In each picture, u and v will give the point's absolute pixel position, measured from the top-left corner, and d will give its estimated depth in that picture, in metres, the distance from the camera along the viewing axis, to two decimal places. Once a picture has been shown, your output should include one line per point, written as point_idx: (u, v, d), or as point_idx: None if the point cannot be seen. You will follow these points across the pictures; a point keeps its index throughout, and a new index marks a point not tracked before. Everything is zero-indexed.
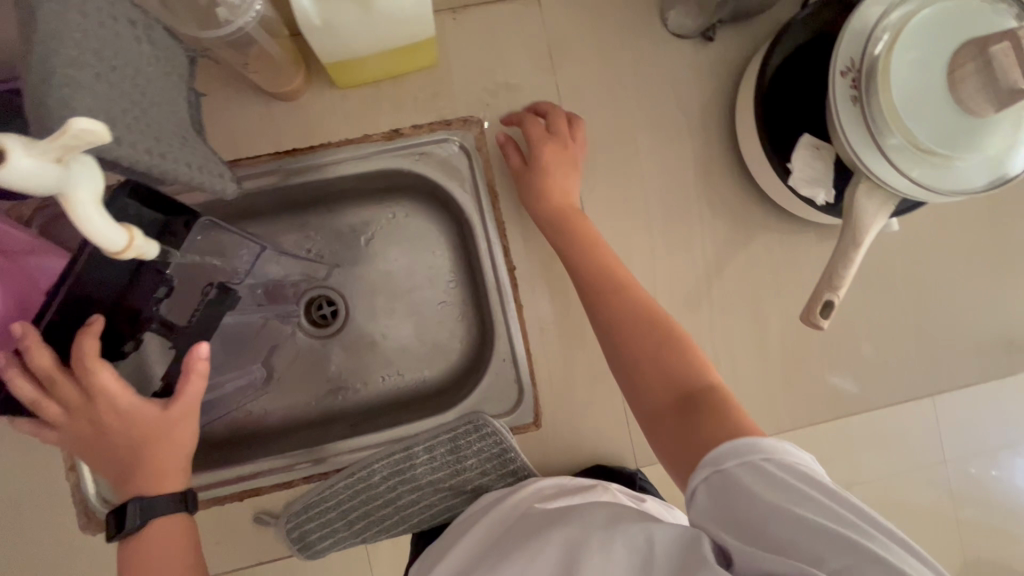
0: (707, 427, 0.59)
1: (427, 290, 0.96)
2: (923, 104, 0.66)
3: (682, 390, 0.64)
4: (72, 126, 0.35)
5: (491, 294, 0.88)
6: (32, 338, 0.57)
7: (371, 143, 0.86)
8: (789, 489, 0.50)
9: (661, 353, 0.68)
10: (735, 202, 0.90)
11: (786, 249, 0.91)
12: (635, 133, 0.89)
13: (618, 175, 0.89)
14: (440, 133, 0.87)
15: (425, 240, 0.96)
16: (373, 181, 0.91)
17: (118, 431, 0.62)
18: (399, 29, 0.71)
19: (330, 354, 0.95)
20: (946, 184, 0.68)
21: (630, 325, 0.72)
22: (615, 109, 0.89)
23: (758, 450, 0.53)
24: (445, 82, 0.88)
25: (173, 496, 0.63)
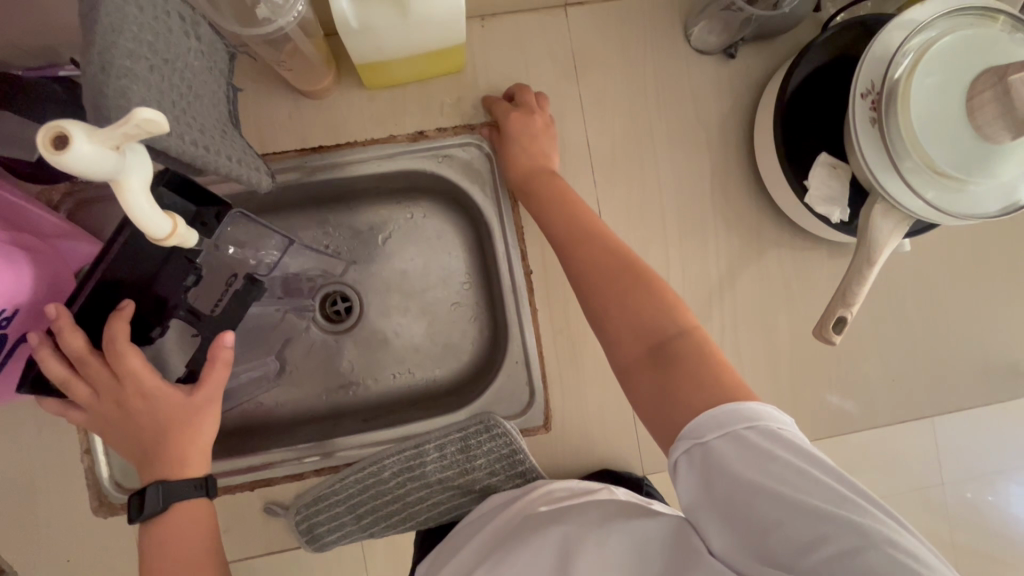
0: (681, 380, 0.60)
1: (442, 290, 0.97)
2: (941, 128, 0.67)
3: (658, 338, 0.65)
4: (136, 115, 0.37)
5: (509, 300, 0.90)
6: (66, 320, 0.59)
7: (396, 144, 0.88)
8: (771, 458, 0.51)
9: (637, 304, 0.68)
10: (750, 217, 0.92)
11: (799, 265, 0.92)
12: (654, 144, 0.91)
13: (637, 185, 0.91)
14: (463, 137, 0.89)
15: (442, 241, 0.97)
16: (395, 181, 0.93)
17: (142, 414, 0.63)
18: (432, 34, 0.72)
19: (343, 349, 0.96)
20: (959, 207, 0.69)
21: (603, 287, 0.71)
22: (635, 120, 0.91)
23: (740, 419, 0.54)
24: (471, 87, 0.89)
25: (193, 482, 0.64)
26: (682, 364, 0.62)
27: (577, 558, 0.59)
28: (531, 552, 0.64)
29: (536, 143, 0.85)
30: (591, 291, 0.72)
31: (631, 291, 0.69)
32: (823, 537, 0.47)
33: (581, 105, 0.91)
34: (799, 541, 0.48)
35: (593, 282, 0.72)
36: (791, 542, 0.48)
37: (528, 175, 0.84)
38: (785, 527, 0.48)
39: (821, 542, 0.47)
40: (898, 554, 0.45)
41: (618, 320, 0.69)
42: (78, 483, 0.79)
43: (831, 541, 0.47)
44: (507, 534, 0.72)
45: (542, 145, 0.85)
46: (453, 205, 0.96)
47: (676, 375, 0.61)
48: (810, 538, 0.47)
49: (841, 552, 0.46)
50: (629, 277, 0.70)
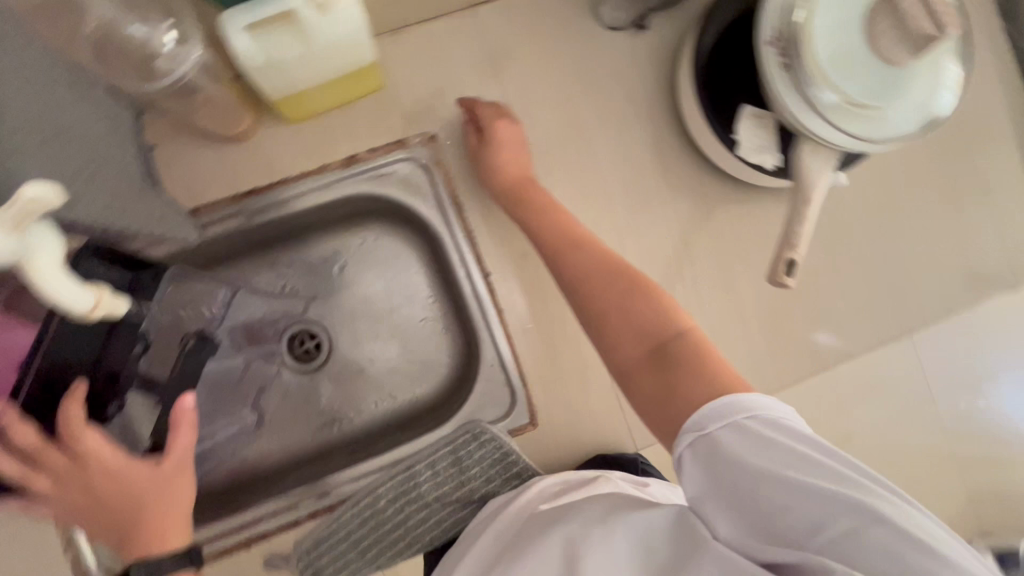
0: (679, 379, 0.60)
1: (407, 309, 0.96)
2: (847, 63, 0.69)
3: (653, 340, 0.65)
4: (25, 195, 0.36)
5: (471, 306, 0.90)
6: (10, 416, 0.56)
7: (330, 172, 0.87)
8: (774, 446, 0.52)
9: (629, 314, 0.68)
10: (692, 179, 0.93)
11: (747, 217, 0.94)
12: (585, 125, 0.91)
13: (577, 168, 0.91)
14: (396, 154, 0.88)
15: (399, 260, 0.96)
16: (340, 210, 0.91)
17: (113, 494, 0.61)
18: (341, 57, 0.72)
19: (319, 387, 0.94)
20: (881, 133, 0.71)
21: (597, 293, 0.71)
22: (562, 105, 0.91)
23: (739, 409, 0.54)
24: (394, 101, 0.89)
25: (175, 555, 0.61)
26: (680, 363, 0.61)
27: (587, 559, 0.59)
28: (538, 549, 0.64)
29: (518, 157, 0.86)
30: (588, 303, 0.72)
31: (623, 304, 0.69)
32: (829, 521, 0.48)
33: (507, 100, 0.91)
34: (804, 525, 0.49)
35: (589, 292, 0.72)
36: (797, 526, 0.49)
37: (515, 188, 0.84)
38: (791, 513, 0.49)
39: (828, 525, 0.48)
40: (903, 531, 0.46)
41: (613, 327, 0.68)
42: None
43: (837, 523, 0.48)
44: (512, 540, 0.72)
45: (520, 159, 0.86)
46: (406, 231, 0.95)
47: (674, 374, 0.60)
48: (816, 522, 0.48)
49: (846, 532, 0.47)
50: (619, 285, 0.70)
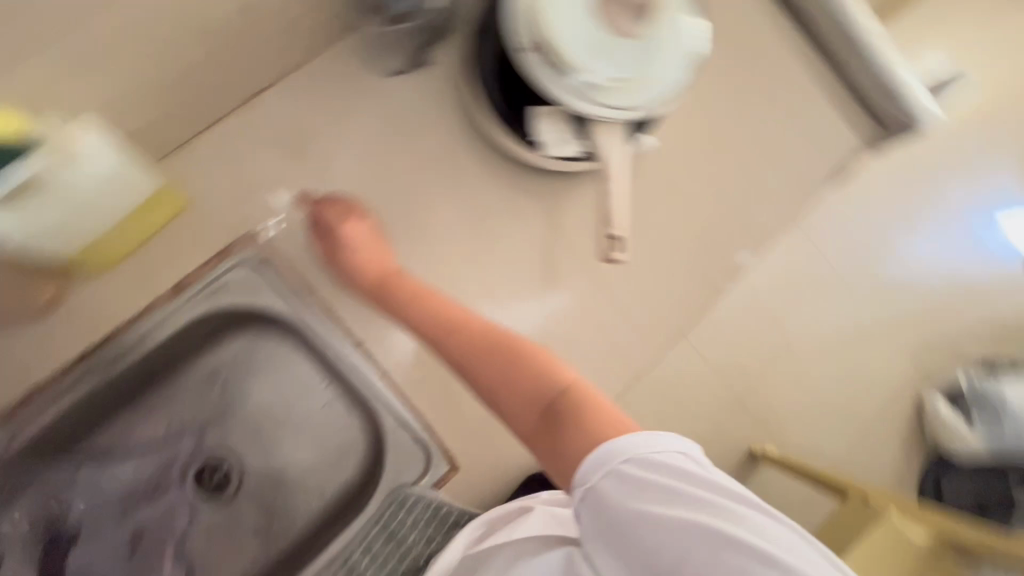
0: (570, 440, 0.63)
1: (303, 405, 0.94)
2: (607, 52, 0.75)
3: (542, 403, 0.68)
4: None
5: (355, 376, 0.90)
6: None
7: (161, 305, 0.83)
8: (647, 485, 0.57)
9: (517, 384, 0.70)
10: (519, 183, 0.96)
11: (582, 201, 0.97)
12: (410, 174, 0.92)
13: (406, 214, 0.92)
14: (224, 263, 0.86)
15: (278, 361, 0.94)
16: (190, 341, 0.88)
17: None
18: (100, 206, 0.69)
19: (242, 512, 0.91)
20: (666, 92, 0.80)
21: (481, 366, 0.74)
22: (381, 163, 0.92)
23: (615, 455, 0.59)
24: (204, 219, 0.87)
25: None
26: (571, 421, 0.64)
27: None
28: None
29: (370, 248, 0.86)
30: (474, 378, 0.74)
31: (509, 374, 0.71)
32: (698, 552, 0.54)
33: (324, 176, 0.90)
34: (676, 560, 0.54)
35: (475, 369, 0.74)
36: (671, 561, 0.55)
37: (382, 287, 0.85)
38: (664, 550, 0.55)
39: (695, 556, 0.54)
40: (756, 549, 0.52)
41: (504, 399, 0.71)
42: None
43: (704, 554, 0.54)
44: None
45: (376, 252, 0.86)
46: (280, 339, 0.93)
47: (566, 431, 0.64)
48: (687, 554, 0.54)
49: (709, 560, 0.53)
50: (499, 353, 0.73)
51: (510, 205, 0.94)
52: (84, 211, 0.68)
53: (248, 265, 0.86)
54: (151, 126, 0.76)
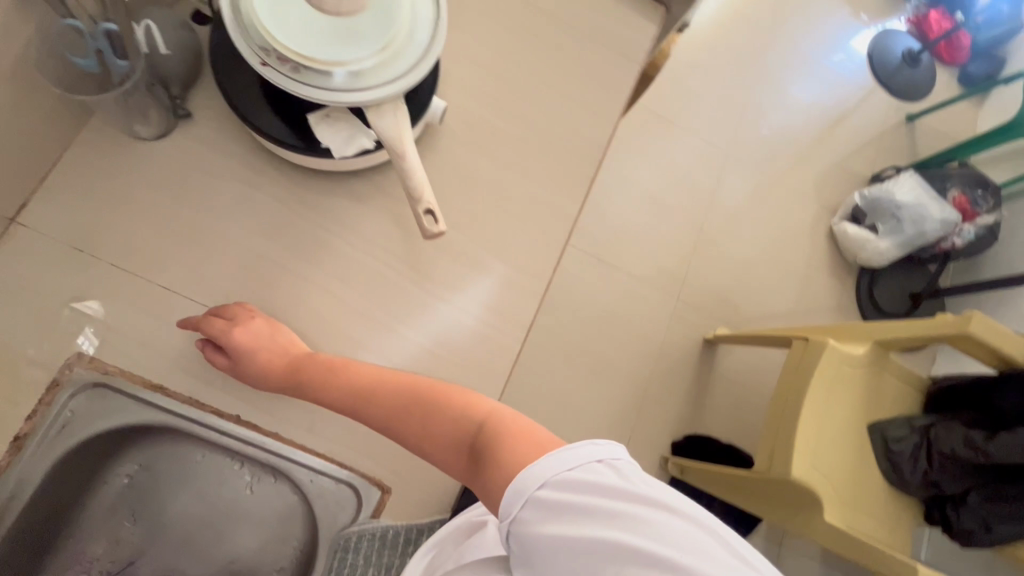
0: (491, 472, 0.42)
1: (226, 489, 0.71)
2: None
3: (464, 447, 0.46)
4: None
5: (298, 475, 0.65)
6: None
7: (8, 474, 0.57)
8: (573, 508, 0.38)
9: (432, 425, 0.48)
10: (529, 211, 0.74)
11: (574, 166, 0.77)
12: (399, 208, 0.70)
13: (368, 252, 0.69)
14: (64, 395, 0.59)
15: (202, 470, 0.70)
16: (69, 485, 0.63)
17: None
18: None
19: None
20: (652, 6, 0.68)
21: (384, 401, 0.52)
22: (358, 189, 0.69)
23: (533, 480, 0.39)
24: (36, 302, 0.58)
25: None
26: (485, 460, 0.43)
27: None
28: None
29: (275, 345, 0.60)
30: (395, 431, 0.51)
31: (427, 418, 0.49)
32: None
33: (273, 201, 0.66)
34: None
35: (378, 400, 0.52)
36: None
37: (294, 367, 0.58)
38: None
39: None
40: None
41: (426, 448, 0.48)
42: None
43: None
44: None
45: (281, 338, 0.60)
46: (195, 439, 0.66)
47: (486, 471, 0.42)
48: None
49: None
50: (410, 406, 0.50)
51: (540, 254, 0.73)
52: (25, 284, 0.58)
53: (107, 363, 0.59)
54: (74, 162, 0.61)
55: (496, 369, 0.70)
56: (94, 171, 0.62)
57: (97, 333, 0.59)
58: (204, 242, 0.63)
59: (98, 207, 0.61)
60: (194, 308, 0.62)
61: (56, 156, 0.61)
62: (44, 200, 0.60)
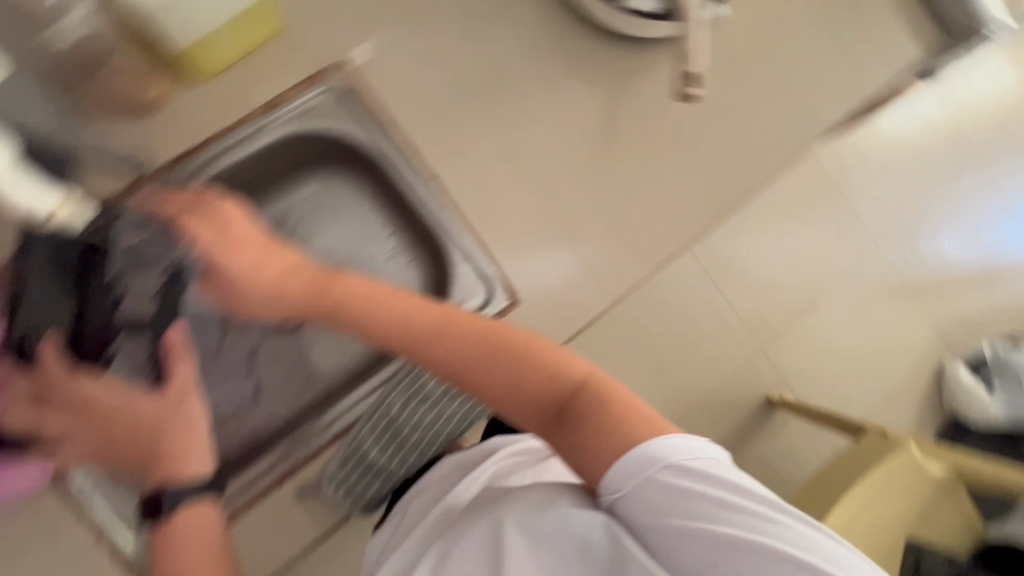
0: (594, 430, 0.39)
1: (366, 250, 0.72)
2: None
3: (551, 402, 0.42)
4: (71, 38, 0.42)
5: (447, 241, 0.70)
6: (51, 348, 0.46)
7: (251, 121, 0.65)
8: (693, 498, 0.35)
9: (522, 375, 0.43)
10: (738, 146, 0.76)
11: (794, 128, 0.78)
12: (633, 81, 0.74)
13: (590, 106, 0.73)
14: (315, 88, 0.66)
15: (356, 219, 0.73)
16: (273, 159, 0.68)
17: (126, 439, 0.46)
18: None
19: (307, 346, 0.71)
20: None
21: (429, 351, 0.46)
22: (608, 48, 0.73)
23: (653, 461, 0.36)
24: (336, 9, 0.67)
25: (196, 484, 0.44)
26: (581, 420, 0.40)
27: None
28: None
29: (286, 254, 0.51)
30: (462, 382, 0.45)
31: (513, 366, 0.43)
32: None
33: (538, 21, 0.72)
34: None
35: (420, 354, 0.46)
36: None
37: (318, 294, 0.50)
38: None
39: None
40: None
41: (503, 402, 0.44)
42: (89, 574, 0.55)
43: None
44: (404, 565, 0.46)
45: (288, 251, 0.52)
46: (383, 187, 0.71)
47: (582, 437, 0.39)
48: None
49: None
50: (490, 351, 0.44)
51: (727, 187, 0.75)
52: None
53: (362, 78, 0.68)
54: None
55: (643, 260, 0.73)
56: None
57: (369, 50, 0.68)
58: (473, 23, 0.70)
59: None
60: (440, 73, 0.69)
61: None
62: None
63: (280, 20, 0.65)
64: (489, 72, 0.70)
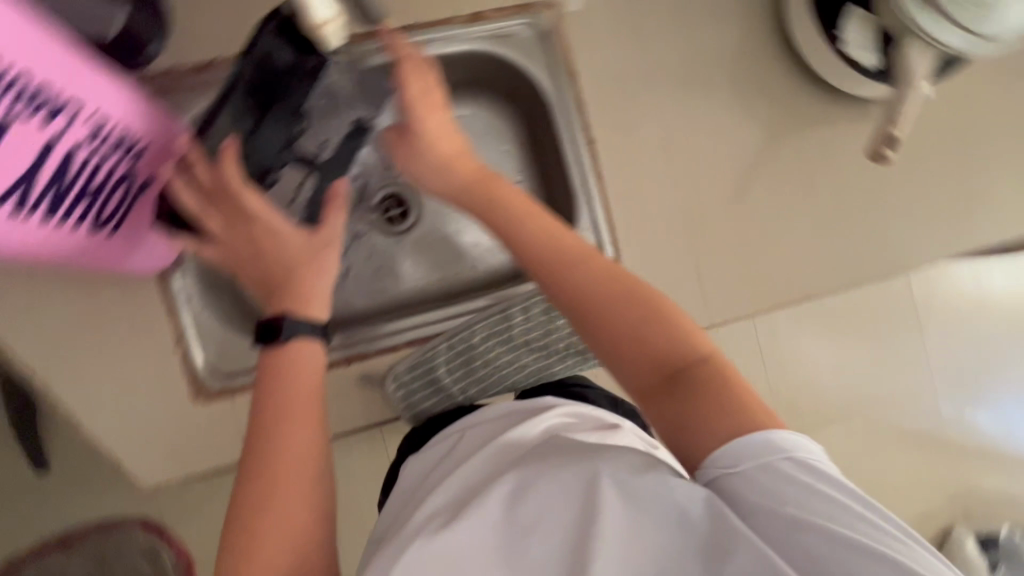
0: (708, 410, 0.37)
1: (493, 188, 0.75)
2: None
3: (666, 368, 0.40)
4: None
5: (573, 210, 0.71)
6: (231, 152, 0.47)
7: (448, 26, 0.66)
8: (812, 493, 0.33)
9: (655, 329, 0.40)
10: (887, 228, 0.74)
11: (951, 232, 0.74)
12: (809, 128, 0.73)
13: (761, 136, 0.72)
14: (517, 19, 0.68)
15: (495, 158, 0.76)
16: (451, 71, 0.71)
17: (267, 259, 0.49)
18: None
19: (407, 252, 0.74)
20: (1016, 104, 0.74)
21: (567, 270, 0.43)
22: (799, 87, 0.72)
23: (774, 449, 0.34)
24: None
25: (313, 322, 0.46)
26: (704, 390, 0.38)
27: (535, 526, 0.35)
28: (450, 554, 0.36)
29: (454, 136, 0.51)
30: (584, 311, 0.42)
31: (648, 317, 0.41)
32: None
33: (744, 37, 0.72)
34: None
35: (555, 270, 0.43)
36: None
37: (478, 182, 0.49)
38: None
39: None
40: None
41: (620, 347, 0.41)
42: (160, 369, 0.58)
43: None
44: (463, 490, 0.42)
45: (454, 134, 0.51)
46: (531, 141, 0.75)
47: (699, 408, 0.37)
48: None
49: None
50: (630, 294, 0.41)
51: (861, 263, 0.73)
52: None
53: (564, 27, 0.68)
54: None
55: (751, 298, 0.72)
56: None
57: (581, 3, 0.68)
58: (683, 14, 0.70)
59: None
60: (636, 50, 0.69)
61: None
62: None
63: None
64: (679, 66, 0.71)
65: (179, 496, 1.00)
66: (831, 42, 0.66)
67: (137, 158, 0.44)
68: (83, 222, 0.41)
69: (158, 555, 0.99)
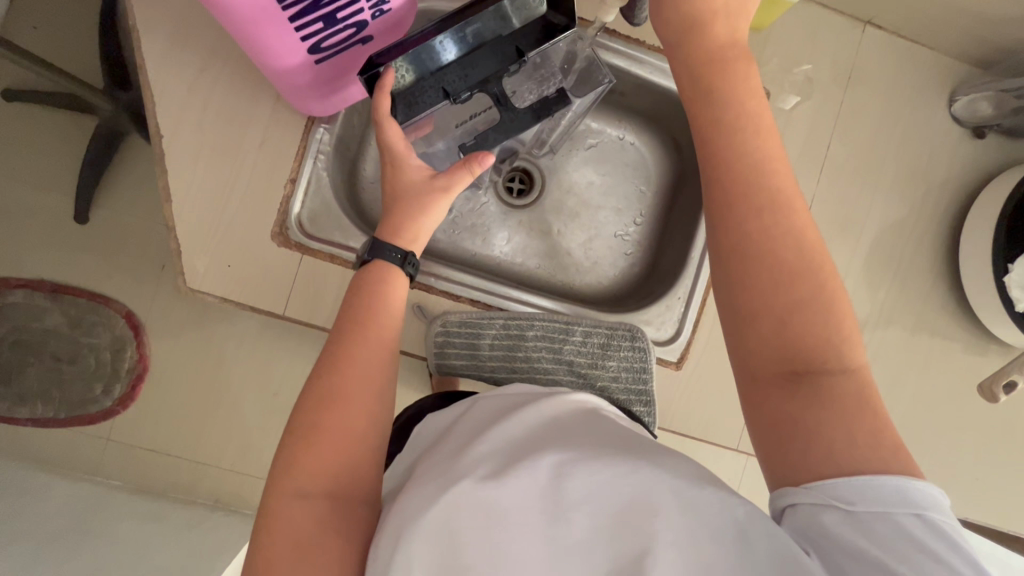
0: (828, 438, 0.36)
1: (612, 216, 0.76)
2: None
3: (805, 366, 0.38)
4: None
5: (673, 278, 0.69)
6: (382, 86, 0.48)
7: (657, 55, 0.67)
8: (932, 558, 0.32)
9: (803, 321, 0.39)
10: (939, 458, 0.71)
11: (992, 498, 0.72)
12: (925, 333, 0.71)
13: (878, 310, 0.71)
14: None
15: (626, 192, 0.76)
16: (639, 96, 0.72)
17: (395, 185, 0.52)
18: None
19: (507, 225, 0.74)
20: None
21: (767, 234, 0.40)
22: (937, 292, 0.72)
23: (902, 501, 0.34)
24: (803, 56, 0.69)
25: (399, 253, 0.50)
26: (834, 398, 0.37)
27: (578, 506, 0.37)
28: (494, 506, 0.38)
29: (741, 51, 0.44)
30: (740, 263, 0.41)
31: (804, 304, 0.39)
32: None
33: (915, 216, 0.71)
34: None
35: (737, 218, 0.41)
36: None
37: (720, 69, 0.44)
38: None
39: None
40: None
41: (766, 339, 0.40)
42: (264, 193, 0.60)
43: None
44: (507, 439, 0.45)
45: (740, 54, 0.44)
46: (667, 199, 0.76)
47: (820, 418, 0.37)
48: None
49: None
50: (810, 285, 0.40)
51: None
52: (825, 42, 0.70)
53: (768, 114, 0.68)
54: (918, 61, 0.71)
55: None
56: (923, 73, 0.71)
57: (795, 106, 0.68)
58: (875, 169, 0.70)
59: (883, 87, 0.70)
60: (816, 169, 0.69)
61: (921, 49, 0.71)
62: (891, 41, 0.71)
63: (768, 23, 0.68)
64: (847, 207, 0.70)
65: (177, 310, 1.02)
66: (998, 271, 0.65)
67: (376, 16, 0.47)
68: (297, 33, 0.44)
69: (121, 349, 1.01)
